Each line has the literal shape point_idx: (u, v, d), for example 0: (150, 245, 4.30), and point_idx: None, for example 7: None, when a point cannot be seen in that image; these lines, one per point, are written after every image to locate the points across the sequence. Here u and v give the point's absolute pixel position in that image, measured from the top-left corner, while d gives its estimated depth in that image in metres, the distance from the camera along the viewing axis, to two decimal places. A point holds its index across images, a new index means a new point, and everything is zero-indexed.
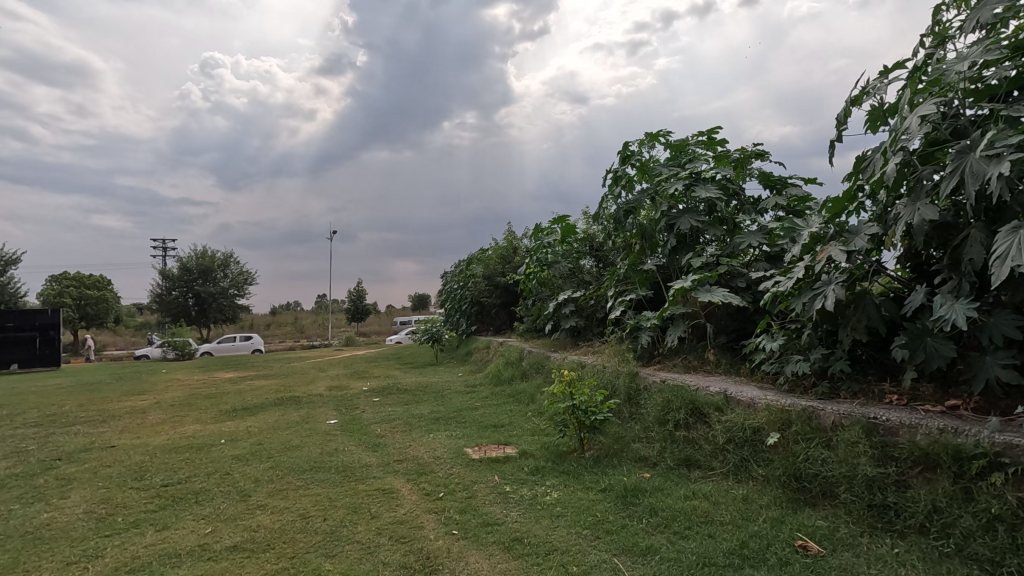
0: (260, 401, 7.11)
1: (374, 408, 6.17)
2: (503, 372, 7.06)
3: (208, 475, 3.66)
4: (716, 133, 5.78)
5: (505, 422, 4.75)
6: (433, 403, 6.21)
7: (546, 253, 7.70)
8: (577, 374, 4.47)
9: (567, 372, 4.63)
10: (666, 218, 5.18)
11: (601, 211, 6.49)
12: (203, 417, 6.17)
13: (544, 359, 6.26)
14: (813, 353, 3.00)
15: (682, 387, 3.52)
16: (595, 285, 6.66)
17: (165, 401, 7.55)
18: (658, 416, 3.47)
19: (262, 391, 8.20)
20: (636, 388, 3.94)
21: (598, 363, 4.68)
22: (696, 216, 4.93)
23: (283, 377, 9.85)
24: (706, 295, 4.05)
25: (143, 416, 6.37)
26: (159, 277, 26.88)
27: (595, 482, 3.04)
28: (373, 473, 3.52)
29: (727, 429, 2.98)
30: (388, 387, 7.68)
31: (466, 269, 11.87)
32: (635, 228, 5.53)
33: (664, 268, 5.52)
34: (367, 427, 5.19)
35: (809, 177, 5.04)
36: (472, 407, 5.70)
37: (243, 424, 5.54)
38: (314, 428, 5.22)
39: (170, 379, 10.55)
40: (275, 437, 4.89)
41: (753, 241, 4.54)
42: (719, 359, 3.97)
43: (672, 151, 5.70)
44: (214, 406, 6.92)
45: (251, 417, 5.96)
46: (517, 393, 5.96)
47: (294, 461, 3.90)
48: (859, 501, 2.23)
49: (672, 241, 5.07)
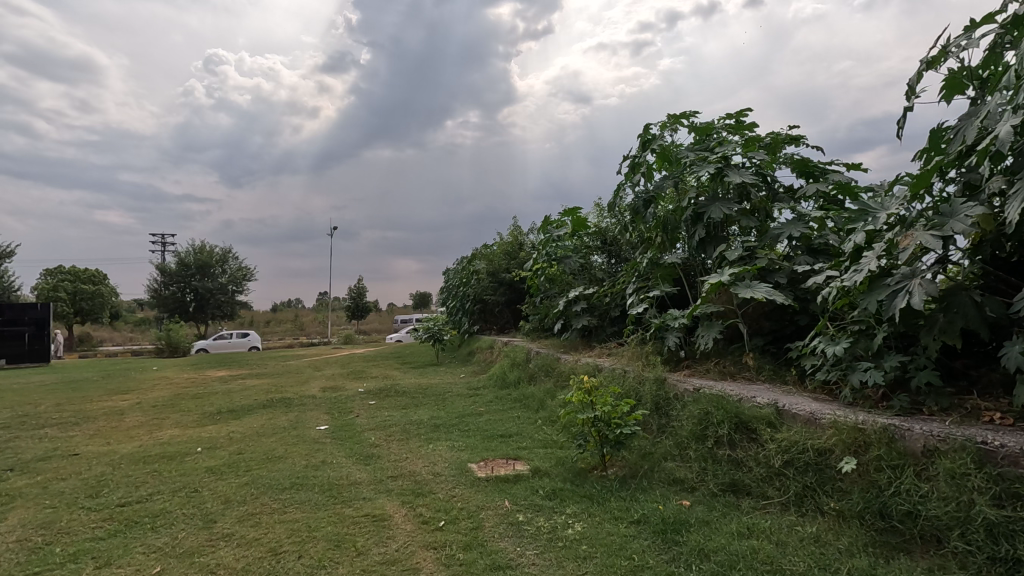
0: (248, 403, 6.63)
1: (369, 413, 5.70)
2: (509, 375, 6.57)
3: (172, 493, 3.18)
4: (744, 116, 5.30)
5: (513, 432, 4.28)
6: (433, 407, 5.73)
7: (555, 247, 7.10)
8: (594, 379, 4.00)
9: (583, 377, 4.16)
10: (694, 208, 4.69)
11: (618, 202, 6.00)
12: (184, 420, 5.69)
13: (554, 361, 5.77)
14: (887, 360, 2.53)
15: (722, 397, 3.04)
16: (609, 282, 6.19)
17: (149, 401, 7.08)
18: (694, 431, 2.98)
19: (253, 391, 7.72)
20: (665, 396, 3.46)
21: (617, 367, 4.21)
22: (727, 205, 4.44)
23: (277, 377, 9.37)
24: (746, 290, 3.56)
25: (120, 418, 5.88)
26: (157, 272, 26.43)
27: (624, 511, 2.55)
28: (363, 493, 3.03)
29: (784, 450, 2.49)
30: (385, 389, 7.19)
31: (469, 266, 11.39)
32: (656, 219, 5.05)
33: (687, 263, 5.04)
34: (361, 434, 4.72)
35: (851, 163, 4.55)
36: (476, 413, 5.22)
37: (224, 430, 5.05)
38: (301, 435, 4.73)
39: (158, 378, 10.06)
40: (258, 445, 4.40)
41: (793, 232, 4.05)
42: (760, 365, 3.47)
43: (697, 134, 5.21)
44: (198, 408, 6.44)
45: (235, 422, 5.47)
46: (525, 397, 5.48)
47: (273, 476, 3.40)
48: (978, 552, 1.74)
49: (700, 233, 4.58)
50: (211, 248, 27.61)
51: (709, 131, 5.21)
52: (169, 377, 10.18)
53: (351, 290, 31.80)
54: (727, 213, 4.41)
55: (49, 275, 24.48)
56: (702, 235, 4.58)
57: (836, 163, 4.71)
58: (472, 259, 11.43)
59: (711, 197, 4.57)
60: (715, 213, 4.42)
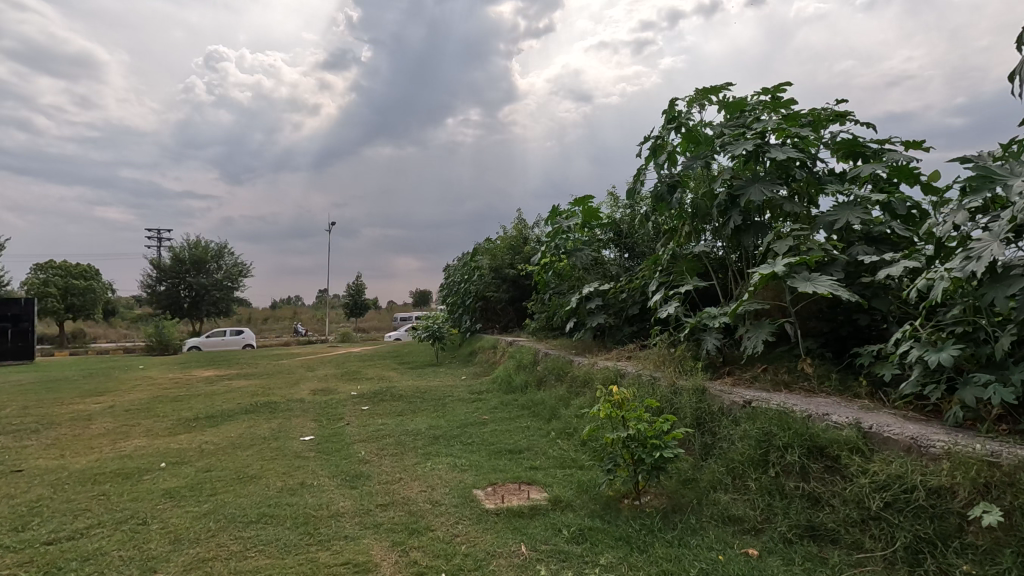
0: (230, 407, 6.08)
1: (361, 420, 5.15)
2: (514, 378, 6.01)
3: (114, 526, 2.62)
4: (781, 91, 4.71)
5: (524, 447, 3.73)
6: (432, 415, 5.18)
7: (565, 239, 6.51)
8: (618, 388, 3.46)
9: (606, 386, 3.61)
10: (729, 192, 4.12)
11: (638, 188, 5.42)
12: (156, 427, 5.13)
13: (566, 364, 5.21)
14: (1014, 373, 1.99)
15: (786, 414, 2.49)
16: (626, 277, 5.64)
17: (125, 404, 6.51)
18: (752, 455, 2.43)
19: (238, 394, 7.16)
20: (708, 411, 2.91)
21: (643, 373, 3.66)
22: (770, 187, 3.83)
23: (266, 377, 8.80)
24: (805, 284, 2.99)
25: (86, 424, 5.33)
26: (151, 268, 25.86)
27: (674, 563, 2.00)
28: (345, 529, 2.48)
29: (882, 487, 1.94)
30: (380, 392, 6.62)
31: (471, 262, 10.78)
32: (684, 206, 4.48)
33: (717, 255, 4.48)
34: (349, 446, 4.16)
35: (911, 141, 3.97)
36: (480, 422, 4.67)
37: (198, 441, 4.48)
38: (283, 447, 4.17)
39: (141, 377, 9.51)
40: (230, 461, 3.82)
41: (853, 217, 3.44)
42: (821, 373, 2.92)
43: (729, 111, 4.63)
44: (175, 413, 5.88)
45: (211, 430, 4.90)
46: (534, 404, 4.93)
47: (239, 504, 2.83)
48: None
49: (737, 220, 3.99)
50: (206, 243, 27.05)
51: (741, 108, 4.65)
52: (153, 377, 9.60)
53: (348, 287, 31.14)
54: (769, 196, 3.80)
55: (39, 270, 23.88)
56: (739, 221, 3.97)
57: (891, 142, 4.13)
58: (473, 254, 10.87)
59: (748, 178, 3.97)
60: (756, 196, 3.81)
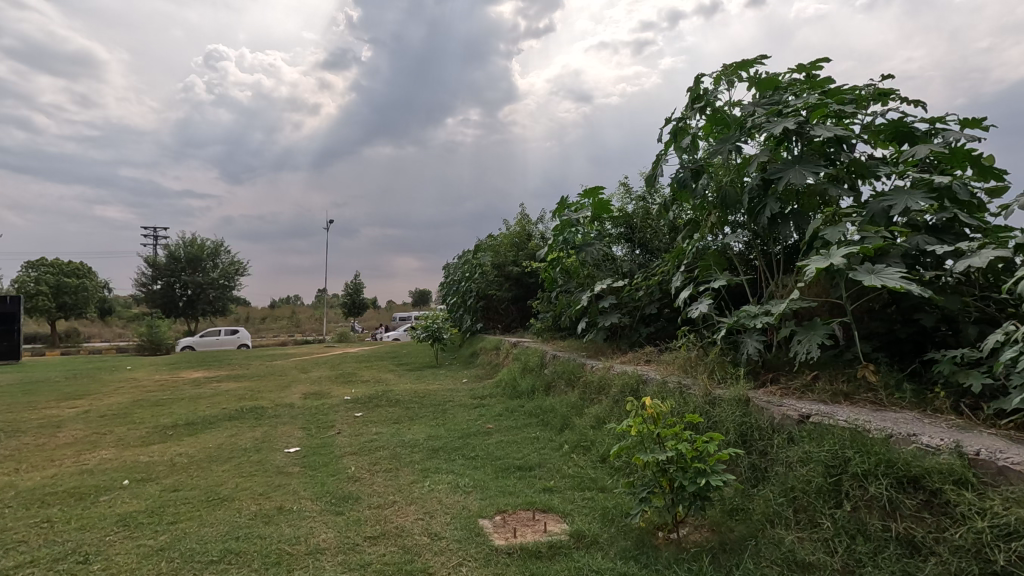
0: (213, 413, 5.64)
1: (353, 428, 4.71)
2: (520, 383, 5.57)
3: (48, 565, 2.19)
4: (817, 68, 4.27)
5: (535, 463, 3.30)
6: (431, 423, 4.75)
7: (573, 233, 6.02)
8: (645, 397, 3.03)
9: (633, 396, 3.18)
10: (763, 176, 3.68)
11: (657, 176, 5.01)
12: (129, 436, 4.69)
13: (577, 367, 4.78)
14: None
15: (860, 433, 2.05)
16: (642, 273, 5.21)
17: (102, 409, 6.08)
18: (820, 485, 1.98)
19: (224, 397, 6.72)
20: (755, 426, 2.47)
21: (672, 380, 3.23)
22: (812, 170, 3.37)
23: (255, 380, 8.36)
24: (870, 276, 2.53)
25: (53, 432, 4.88)
26: (145, 266, 25.43)
27: None
28: (325, 571, 2.05)
29: (1011, 535, 1.51)
30: (376, 396, 6.19)
31: (472, 259, 10.35)
32: (712, 193, 4.05)
33: (747, 248, 4.04)
34: (338, 461, 3.73)
35: (968, 119, 3.53)
36: (484, 432, 4.24)
37: (170, 453, 4.04)
38: (264, 461, 3.74)
39: (125, 379, 9.05)
40: (202, 478, 3.38)
41: (912, 202, 3.01)
42: (887, 383, 2.49)
43: (759, 89, 4.19)
44: (153, 419, 5.44)
45: (187, 440, 4.45)
46: (543, 412, 4.50)
47: (201, 537, 2.40)
48: None
49: (774, 207, 3.54)
50: (202, 241, 26.63)
51: (773, 86, 4.22)
52: (138, 378, 9.14)
53: (346, 287, 30.64)
54: (813, 180, 3.35)
55: (30, 267, 23.43)
56: (776, 210, 3.52)
57: (943, 121, 3.69)
58: (474, 252, 10.49)
59: (786, 162, 3.53)
60: (798, 180, 3.36)
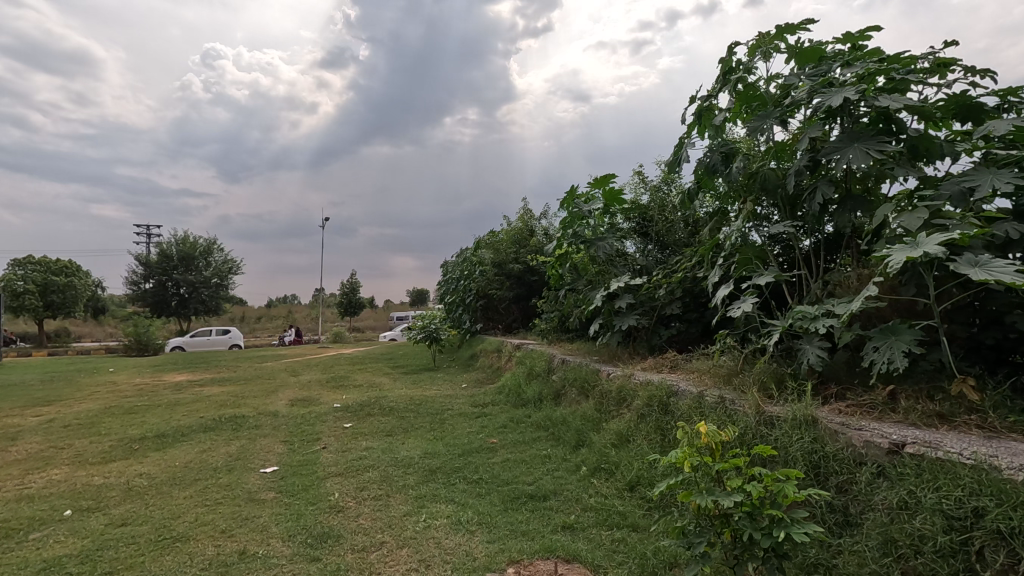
0: (188, 423, 5.14)
1: (341, 442, 4.22)
2: (525, 390, 5.09)
3: None
4: (864, 38, 3.79)
5: (550, 492, 2.80)
6: (427, 436, 4.26)
7: (583, 226, 5.43)
8: (703, 420, 2.60)
9: (692, 418, 2.73)
10: (813, 156, 3.19)
11: (680, 162, 4.52)
12: (89, 452, 4.18)
13: (590, 374, 4.30)
14: None
15: (992, 474, 1.57)
16: (662, 269, 4.73)
17: (68, 418, 5.56)
18: (943, 545, 1.50)
19: (203, 404, 6.22)
20: (831, 456, 1.99)
21: (716, 397, 2.75)
22: (876, 146, 2.88)
23: (241, 384, 7.85)
24: (970, 269, 2.05)
25: (4, 447, 4.37)
26: (136, 264, 24.88)
27: None
28: None
29: None
30: (369, 403, 5.69)
31: (471, 257, 9.85)
32: (750, 178, 3.58)
33: (791, 240, 3.55)
34: (320, 484, 3.23)
35: None
36: (488, 448, 3.76)
37: (128, 473, 3.53)
38: (235, 484, 3.25)
39: (103, 383, 8.53)
40: (158, 508, 2.88)
41: (1002, 181, 2.51)
42: (992, 402, 2.01)
43: (800, 60, 3.74)
44: (120, 430, 4.93)
45: (152, 457, 3.94)
46: (554, 425, 4.01)
47: None
48: None
49: (829, 191, 3.05)
50: (194, 239, 26.08)
51: (816, 58, 3.73)
52: (117, 382, 8.63)
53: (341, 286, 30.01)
54: (876, 158, 2.86)
55: (17, 265, 22.84)
56: (830, 195, 3.04)
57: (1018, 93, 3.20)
58: (474, 249, 10.01)
59: (843, 138, 3.03)
60: (860, 159, 2.86)
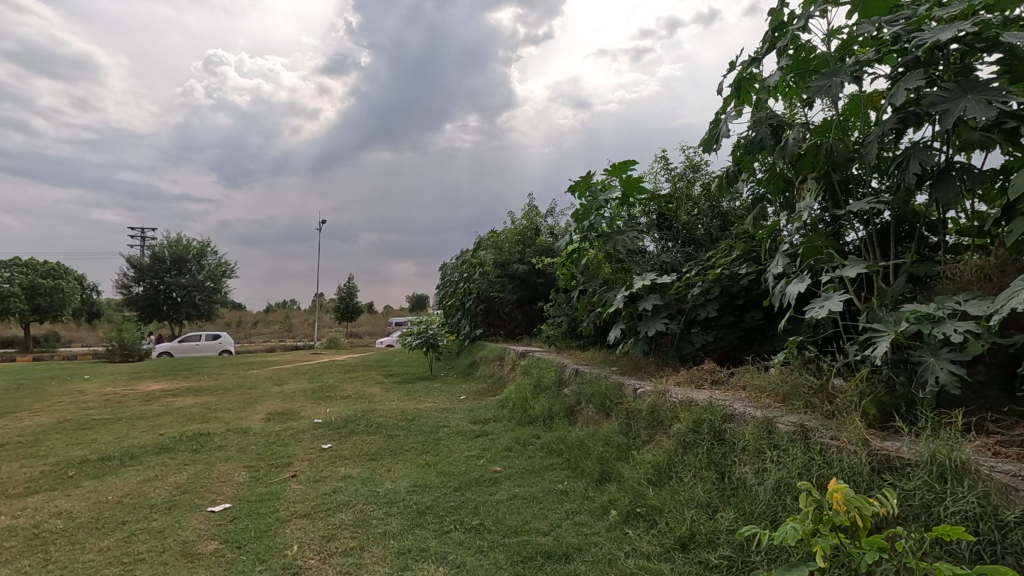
0: (144, 441, 4.45)
1: (316, 469, 3.53)
2: (533, 405, 4.42)
3: None
4: None
5: (574, 551, 2.11)
6: (418, 462, 3.57)
7: (599, 217, 4.74)
8: (788, 462, 1.91)
9: (765, 455, 2.06)
10: (906, 115, 2.52)
11: (716, 139, 3.86)
12: (11, 479, 3.48)
13: (611, 388, 3.62)
14: None
15: None
16: (693, 265, 4.06)
17: (11, 435, 4.86)
18: None
19: (170, 418, 5.51)
20: (1016, 528, 1.30)
21: (796, 426, 2.06)
22: (999, 95, 2.22)
23: (219, 394, 7.17)
24: None
25: None
26: (128, 268, 24.20)
27: None
28: None
29: None
30: (355, 419, 5.00)
31: (472, 258, 9.26)
32: (815, 150, 2.91)
33: (868, 227, 2.87)
34: (278, 531, 2.53)
35: None
36: (491, 479, 3.07)
37: (43, 513, 2.83)
38: (169, 530, 2.55)
39: (73, 391, 7.85)
40: (57, 568, 2.18)
41: None
42: None
43: (870, 9, 3.09)
44: (63, 451, 4.24)
45: (85, 488, 3.25)
46: (570, 449, 3.33)
47: None
48: None
49: (932, 157, 2.37)
50: (187, 242, 25.41)
51: (889, 8, 3.07)
52: (86, 391, 7.92)
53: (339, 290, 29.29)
54: (1000, 110, 2.20)
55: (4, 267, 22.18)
56: (932, 162, 2.37)
57: None
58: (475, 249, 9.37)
59: (949, 90, 2.37)
60: (980, 112, 2.20)
